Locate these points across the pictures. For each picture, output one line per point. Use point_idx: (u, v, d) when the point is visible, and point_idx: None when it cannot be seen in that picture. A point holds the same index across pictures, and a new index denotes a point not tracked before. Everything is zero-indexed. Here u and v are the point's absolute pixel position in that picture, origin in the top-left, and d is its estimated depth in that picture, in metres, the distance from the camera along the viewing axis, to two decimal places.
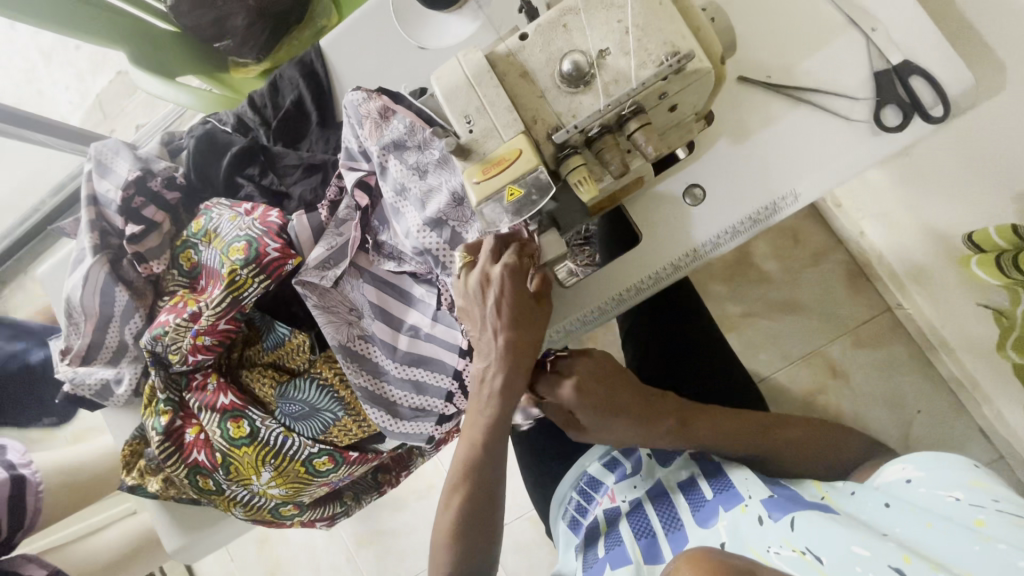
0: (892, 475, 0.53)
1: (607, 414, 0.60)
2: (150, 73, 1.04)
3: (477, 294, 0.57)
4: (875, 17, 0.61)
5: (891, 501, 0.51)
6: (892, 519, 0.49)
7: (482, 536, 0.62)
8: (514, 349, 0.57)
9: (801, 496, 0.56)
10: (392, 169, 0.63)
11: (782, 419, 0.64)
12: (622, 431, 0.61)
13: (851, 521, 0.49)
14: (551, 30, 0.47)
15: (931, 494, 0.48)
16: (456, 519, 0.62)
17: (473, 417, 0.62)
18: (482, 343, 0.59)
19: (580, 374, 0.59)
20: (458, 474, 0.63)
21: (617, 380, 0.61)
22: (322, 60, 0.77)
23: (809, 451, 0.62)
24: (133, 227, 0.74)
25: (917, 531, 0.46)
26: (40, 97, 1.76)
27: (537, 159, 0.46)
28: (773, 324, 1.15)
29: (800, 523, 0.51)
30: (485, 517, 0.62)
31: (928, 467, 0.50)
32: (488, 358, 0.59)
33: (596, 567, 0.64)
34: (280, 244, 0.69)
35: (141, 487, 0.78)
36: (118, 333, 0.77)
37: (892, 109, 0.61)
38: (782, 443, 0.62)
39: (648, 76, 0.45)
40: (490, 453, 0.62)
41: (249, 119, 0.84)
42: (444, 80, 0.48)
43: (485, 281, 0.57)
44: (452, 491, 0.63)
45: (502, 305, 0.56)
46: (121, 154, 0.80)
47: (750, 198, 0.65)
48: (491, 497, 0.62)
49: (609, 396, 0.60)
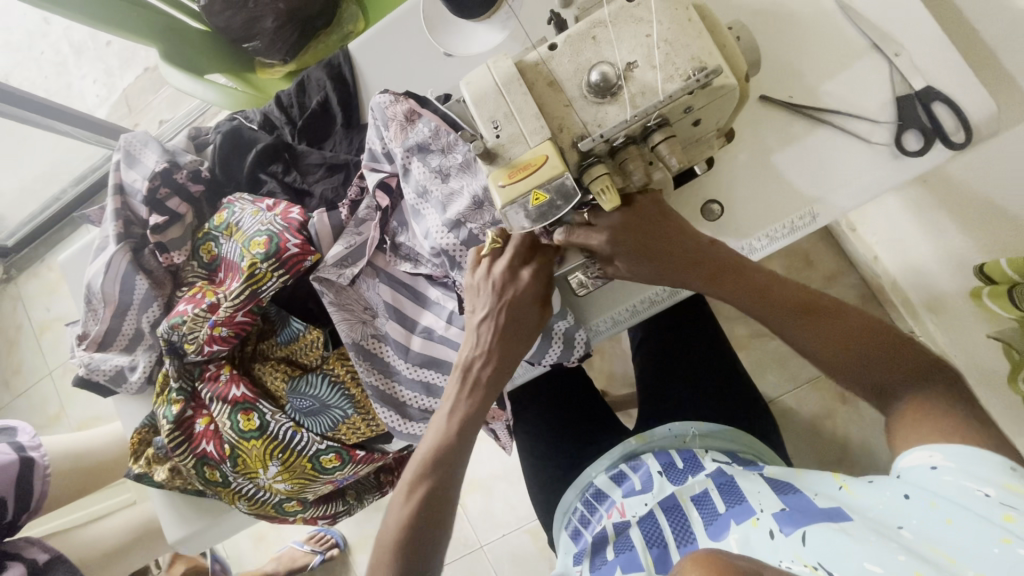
0: (916, 460, 0.49)
1: (644, 257, 0.58)
2: (181, 69, 1.07)
3: (488, 292, 0.61)
4: (898, 44, 0.61)
5: (911, 493, 0.47)
6: (906, 510, 0.46)
7: (419, 547, 0.58)
8: (506, 336, 0.62)
9: (815, 504, 0.53)
10: (415, 171, 0.63)
11: (823, 307, 0.58)
12: (669, 274, 0.59)
13: (865, 530, 0.46)
14: (580, 41, 0.48)
15: (958, 485, 0.45)
16: (406, 512, 0.59)
17: (449, 406, 0.63)
18: (476, 332, 0.62)
19: (618, 225, 0.56)
20: (416, 465, 0.62)
21: (669, 230, 0.58)
22: (350, 63, 0.78)
23: (849, 351, 0.56)
24: (157, 217, 0.76)
25: (933, 527, 0.44)
26: (68, 89, 1.80)
27: (563, 166, 0.47)
28: (784, 345, 1.15)
29: (811, 535, 0.49)
30: (429, 528, 0.59)
31: (964, 459, 0.46)
32: (482, 349, 0.62)
33: (604, 570, 0.63)
34: (300, 240, 0.70)
35: (147, 476, 0.79)
36: (136, 320, 0.78)
37: (914, 133, 0.62)
38: (817, 330, 0.57)
39: (674, 89, 0.45)
40: (457, 449, 0.62)
41: (275, 118, 0.85)
42: (474, 85, 0.49)
43: (496, 282, 0.60)
44: (403, 486, 0.61)
45: (508, 305, 0.60)
46: (149, 145, 0.80)
47: (776, 213, 0.66)
48: (445, 501, 0.60)
49: (654, 240, 0.57)
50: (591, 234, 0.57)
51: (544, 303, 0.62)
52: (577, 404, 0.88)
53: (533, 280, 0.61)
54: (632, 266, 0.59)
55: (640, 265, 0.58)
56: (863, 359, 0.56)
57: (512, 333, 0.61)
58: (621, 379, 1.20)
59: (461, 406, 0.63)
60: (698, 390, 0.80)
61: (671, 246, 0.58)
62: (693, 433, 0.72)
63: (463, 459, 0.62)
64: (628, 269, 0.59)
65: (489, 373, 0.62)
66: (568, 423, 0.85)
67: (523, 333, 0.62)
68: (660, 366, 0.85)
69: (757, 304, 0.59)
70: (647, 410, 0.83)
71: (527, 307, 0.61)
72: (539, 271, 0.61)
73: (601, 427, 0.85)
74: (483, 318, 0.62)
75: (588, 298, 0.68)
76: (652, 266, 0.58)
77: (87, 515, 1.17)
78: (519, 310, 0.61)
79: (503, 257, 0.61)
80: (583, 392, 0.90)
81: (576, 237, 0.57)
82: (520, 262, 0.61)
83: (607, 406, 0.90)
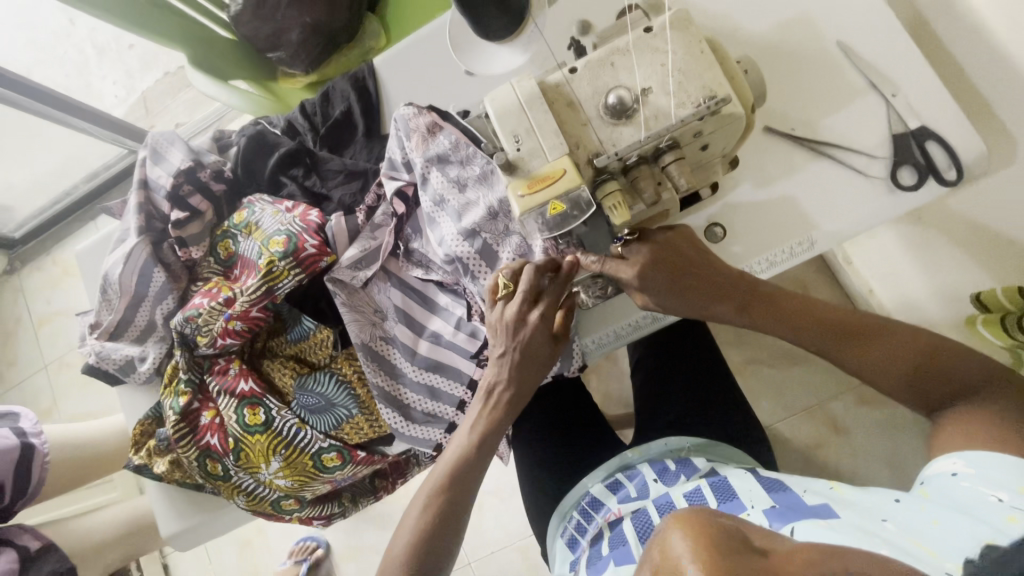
0: (940, 468, 0.51)
1: (671, 290, 0.60)
2: (206, 73, 1.10)
3: (502, 334, 0.63)
4: (895, 85, 0.66)
5: (901, 496, 0.50)
6: (895, 508, 0.49)
7: (432, 555, 0.61)
8: (523, 369, 0.64)
9: (804, 504, 0.54)
10: (433, 181, 0.66)
11: (871, 329, 0.61)
12: (701, 305, 0.61)
13: (851, 526, 0.48)
14: (599, 66, 0.51)
15: (974, 490, 0.47)
16: (420, 519, 0.63)
17: (468, 423, 0.66)
18: (494, 361, 0.65)
19: (646, 261, 0.59)
20: (435, 481, 0.65)
21: (697, 265, 0.60)
22: (374, 77, 0.81)
23: (902, 373, 0.59)
24: (178, 213, 0.78)
25: (920, 525, 0.46)
26: (87, 89, 1.85)
27: (580, 179, 0.49)
28: (778, 372, 1.17)
29: (800, 530, 0.50)
30: (442, 539, 0.62)
31: (986, 467, 0.48)
32: (501, 376, 0.65)
33: (599, 565, 0.64)
34: (318, 241, 0.72)
35: (147, 468, 0.80)
36: (149, 312, 0.80)
37: (909, 169, 0.66)
38: (869, 352, 0.60)
39: (686, 115, 0.49)
40: (474, 463, 0.65)
41: (299, 124, 0.87)
42: (498, 101, 0.52)
43: (509, 325, 0.62)
44: (421, 499, 0.65)
45: (523, 343, 0.62)
46: (175, 144, 0.83)
47: (775, 239, 0.69)
48: (460, 513, 0.64)
49: (683, 276, 0.60)
50: (621, 261, 0.60)
51: (557, 338, 0.64)
52: (577, 417, 0.89)
53: (546, 319, 0.62)
54: (657, 299, 0.61)
55: (667, 296, 0.60)
56: (910, 376, 0.58)
57: (528, 363, 0.64)
58: (618, 400, 1.22)
59: (478, 424, 0.66)
60: (695, 407, 0.82)
61: (700, 282, 0.61)
62: (687, 446, 0.74)
63: (478, 473, 0.66)
64: (662, 298, 0.61)
65: (509, 400, 0.65)
66: (566, 436, 0.86)
67: (537, 365, 0.64)
68: (658, 384, 0.87)
69: (802, 333, 0.62)
70: (645, 427, 0.85)
71: (542, 345, 0.63)
72: (550, 309, 0.62)
73: (598, 441, 0.86)
74: (499, 351, 0.64)
75: (593, 313, 0.70)
76: (680, 299, 0.61)
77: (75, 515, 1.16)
78: (532, 348, 0.63)
79: (514, 301, 0.61)
80: (584, 408, 0.91)
81: (608, 265, 0.61)
82: (532, 306, 0.61)
83: (605, 421, 0.91)
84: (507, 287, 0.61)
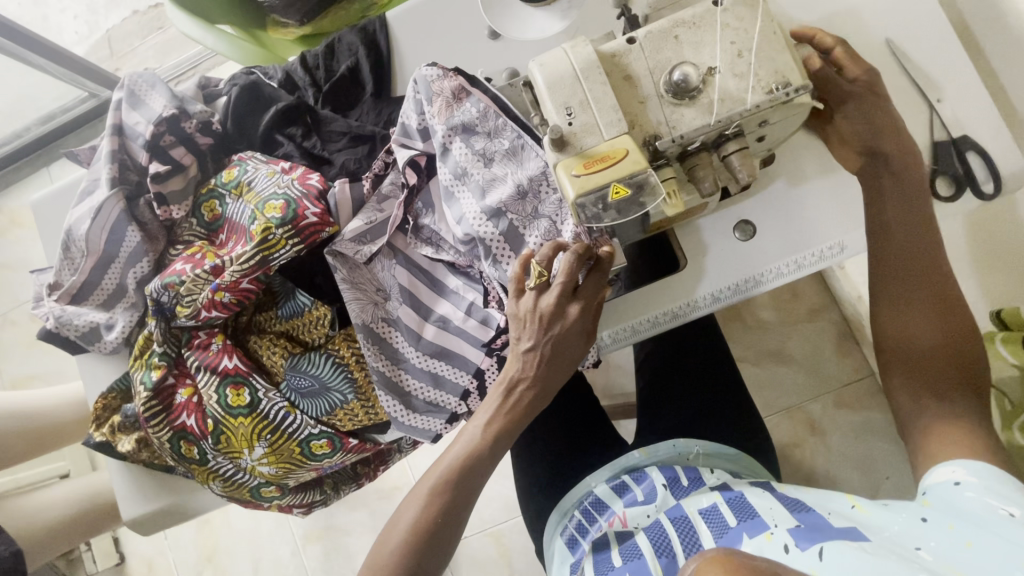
0: (940, 476, 0.53)
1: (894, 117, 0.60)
2: (190, 14, 1.00)
3: (533, 326, 0.59)
4: (941, 90, 0.63)
5: (929, 517, 0.50)
6: (925, 533, 0.49)
7: (430, 555, 0.58)
8: (552, 364, 0.60)
9: (830, 525, 0.54)
10: (455, 151, 0.60)
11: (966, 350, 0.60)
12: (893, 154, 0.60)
13: (883, 548, 0.49)
14: (661, 39, 0.47)
15: (981, 500, 0.49)
16: (414, 518, 0.59)
17: (480, 417, 0.62)
18: (516, 355, 0.61)
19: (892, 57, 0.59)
20: (439, 475, 0.61)
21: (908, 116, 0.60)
22: (385, 31, 0.74)
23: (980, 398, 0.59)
24: (158, 165, 0.69)
25: (952, 549, 0.47)
26: (44, 21, 1.68)
27: (645, 161, 0.45)
28: (763, 372, 1.17)
29: (828, 552, 0.50)
30: (442, 537, 0.59)
31: (989, 478, 0.51)
32: (526, 372, 0.61)
33: None
34: (320, 209, 0.66)
35: (109, 445, 0.72)
36: (119, 275, 0.71)
37: (947, 181, 0.63)
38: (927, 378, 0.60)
39: (760, 101, 0.45)
40: (481, 463, 0.62)
41: (298, 77, 0.79)
42: (550, 69, 0.46)
43: (543, 317, 0.58)
44: (422, 495, 0.60)
45: (556, 338, 0.59)
46: (157, 88, 0.74)
47: (806, 241, 0.64)
48: (459, 514, 0.60)
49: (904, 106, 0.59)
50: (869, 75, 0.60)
51: (592, 335, 0.61)
52: (578, 413, 0.85)
53: (584, 312, 0.59)
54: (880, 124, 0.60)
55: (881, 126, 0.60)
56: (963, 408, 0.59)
57: (553, 360, 0.60)
58: (603, 391, 1.19)
59: (492, 422, 0.62)
60: (703, 407, 0.79)
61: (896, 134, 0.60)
62: (698, 451, 0.72)
63: (484, 472, 0.62)
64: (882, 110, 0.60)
65: (531, 399, 0.62)
66: (566, 432, 0.83)
67: (562, 360, 0.60)
68: (664, 383, 0.83)
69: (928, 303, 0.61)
70: (649, 425, 0.83)
71: (576, 343, 0.60)
72: (588, 302, 0.59)
73: (601, 436, 0.83)
74: (527, 346, 0.60)
75: (607, 306, 0.67)
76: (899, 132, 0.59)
77: (17, 491, 1.07)
78: (564, 344, 0.60)
79: (550, 293, 0.58)
80: (585, 403, 0.87)
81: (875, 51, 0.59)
82: (573, 299, 0.59)
83: (605, 416, 0.87)
84: (541, 277, 0.58)
